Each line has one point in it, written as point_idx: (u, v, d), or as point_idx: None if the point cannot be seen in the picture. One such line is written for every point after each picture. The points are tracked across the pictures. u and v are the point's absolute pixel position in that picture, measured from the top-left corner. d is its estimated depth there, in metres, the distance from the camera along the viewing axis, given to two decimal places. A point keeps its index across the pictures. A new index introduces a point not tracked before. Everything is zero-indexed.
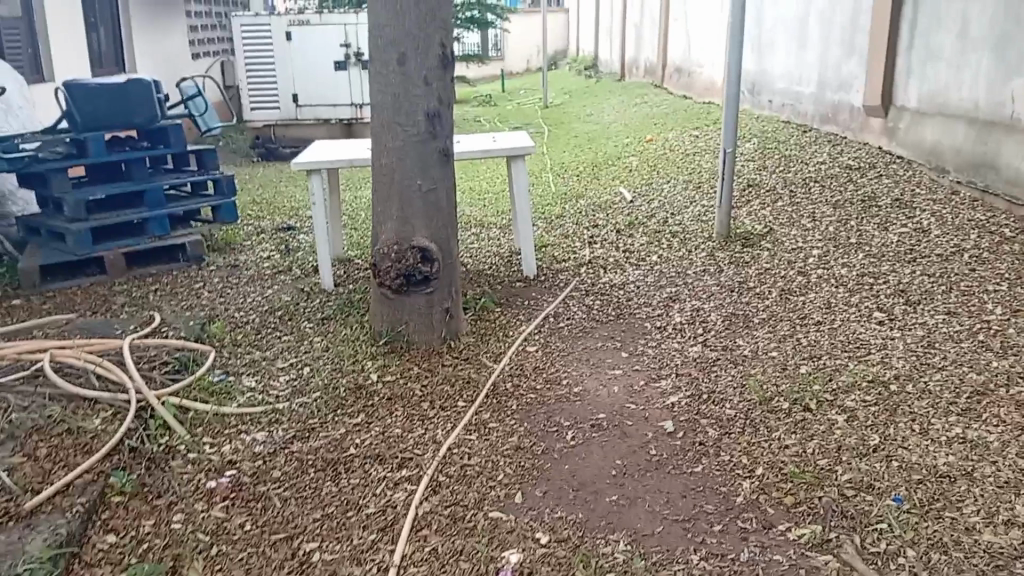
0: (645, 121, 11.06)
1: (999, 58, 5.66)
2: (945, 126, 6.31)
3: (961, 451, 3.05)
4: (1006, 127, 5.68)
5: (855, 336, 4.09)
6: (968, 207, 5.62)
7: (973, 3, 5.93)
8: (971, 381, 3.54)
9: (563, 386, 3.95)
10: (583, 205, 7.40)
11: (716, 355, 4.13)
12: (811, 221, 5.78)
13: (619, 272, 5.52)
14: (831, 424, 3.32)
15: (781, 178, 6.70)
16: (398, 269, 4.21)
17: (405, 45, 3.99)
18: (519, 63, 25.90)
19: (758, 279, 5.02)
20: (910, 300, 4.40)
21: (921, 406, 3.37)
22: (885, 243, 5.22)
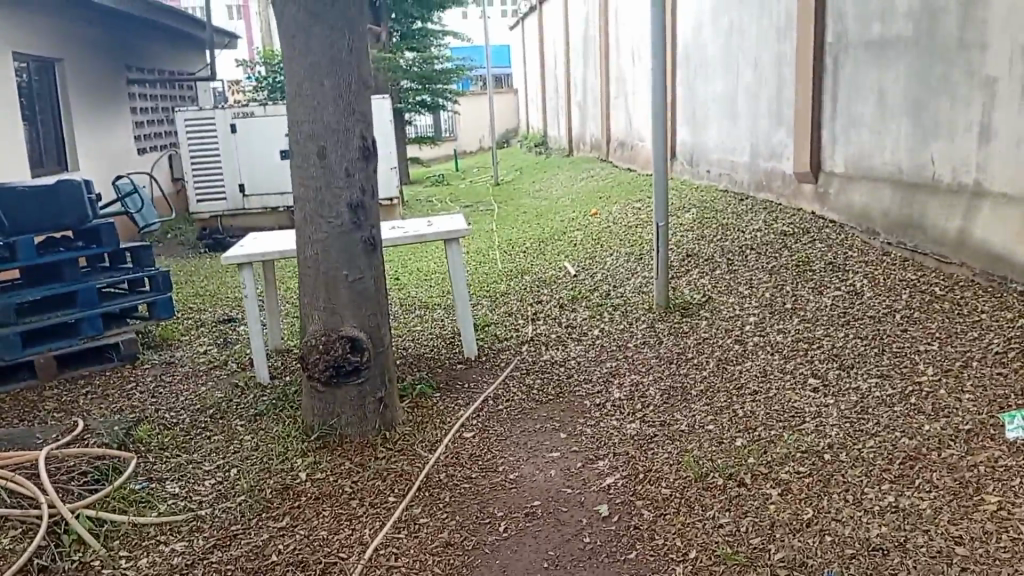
0: (591, 195, 11.21)
1: (916, 122, 5.87)
2: (873, 189, 6.46)
3: (894, 520, 3.01)
4: (930, 187, 5.82)
5: (791, 405, 4.06)
6: (900, 267, 5.67)
7: (887, 70, 6.15)
8: (904, 446, 3.51)
9: (499, 473, 3.83)
10: (528, 281, 7.39)
11: (654, 431, 4.06)
12: (748, 288, 5.81)
13: (561, 348, 5.46)
14: (765, 499, 3.27)
15: (719, 247, 6.76)
16: (326, 360, 4.09)
17: (324, 138, 3.96)
18: (472, 141, 26.37)
19: (697, 349, 5.01)
20: (844, 365, 4.41)
21: (855, 476, 3.34)
22: (820, 307, 5.26)
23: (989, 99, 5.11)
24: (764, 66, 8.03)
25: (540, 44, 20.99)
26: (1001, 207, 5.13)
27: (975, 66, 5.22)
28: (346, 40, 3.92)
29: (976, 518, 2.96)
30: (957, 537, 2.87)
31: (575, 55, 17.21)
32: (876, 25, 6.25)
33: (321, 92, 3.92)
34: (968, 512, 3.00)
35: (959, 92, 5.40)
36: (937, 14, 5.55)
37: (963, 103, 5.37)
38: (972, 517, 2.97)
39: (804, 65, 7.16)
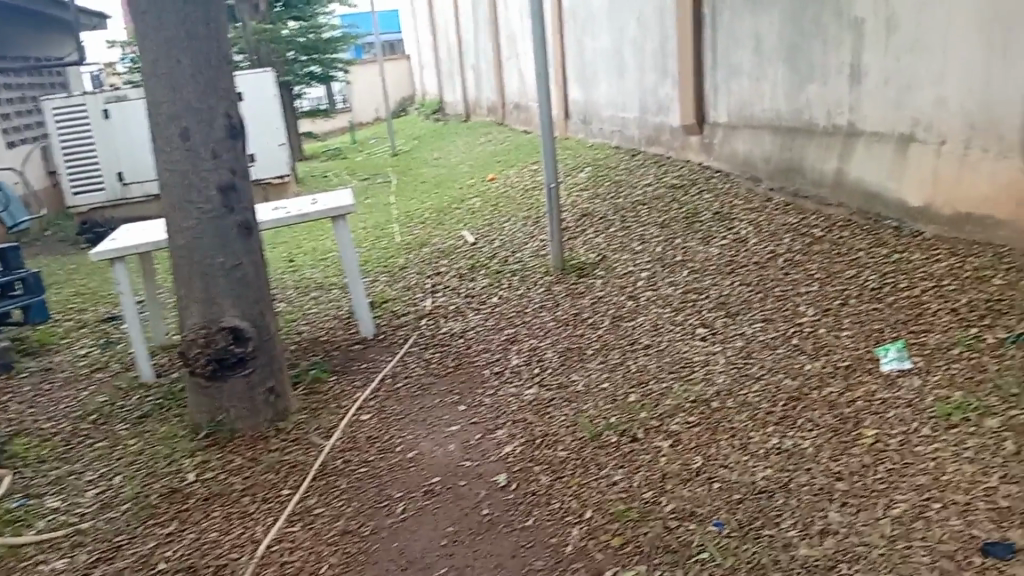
0: (488, 160, 11.13)
1: (792, 68, 5.97)
2: (756, 137, 6.57)
3: (779, 462, 3.10)
4: (809, 131, 5.93)
5: (681, 355, 4.14)
6: (782, 212, 5.77)
7: (763, 17, 6.20)
8: (787, 388, 3.61)
9: (397, 453, 3.74)
10: (427, 252, 7.27)
11: (552, 394, 4.03)
12: (640, 244, 5.83)
13: (460, 319, 5.32)
14: (657, 452, 3.32)
15: (612, 204, 6.76)
16: (207, 355, 3.93)
17: (187, 119, 3.73)
18: (369, 112, 25.80)
19: (592, 308, 4.98)
20: (730, 312, 4.51)
21: (740, 420, 3.43)
22: (707, 257, 5.35)
23: (857, 41, 5.20)
24: (647, 22, 8.05)
25: (430, 8, 20.55)
26: (874, 147, 5.26)
27: (844, 9, 5.28)
28: (202, 15, 3.69)
29: (854, 453, 3.06)
30: (837, 474, 2.96)
31: (465, 19, 16.91)
32: None
33: (179, 71, 3.68)
34: (846, 447, 3.10)
35: (829, 35, 5.47)
36: None
37: (834, 46, 5.45)
38: (850, 452, 3.07)
39: (684, 18, 7.19)
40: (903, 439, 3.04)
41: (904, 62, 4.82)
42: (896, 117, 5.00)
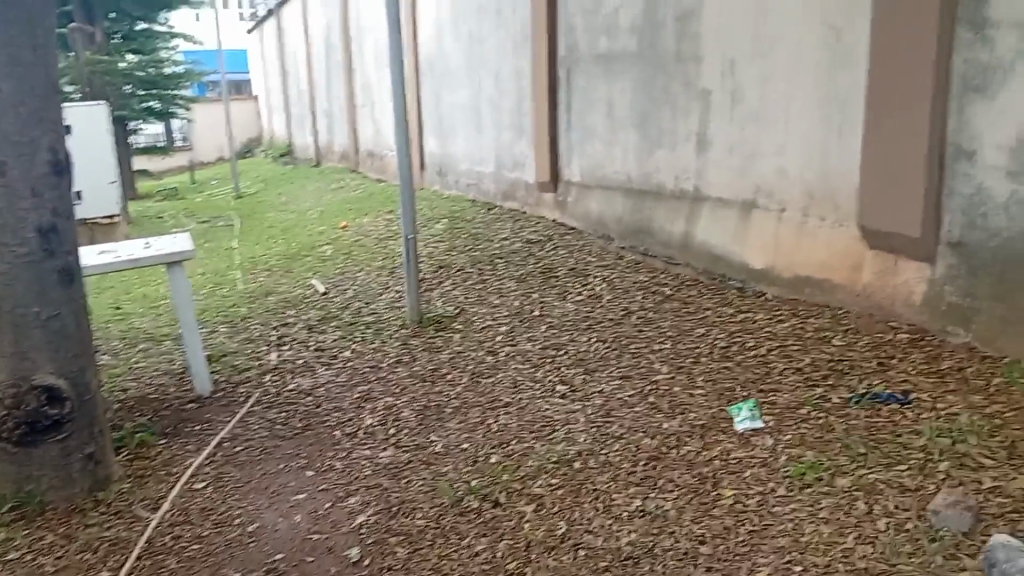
0: (339, 207, 10.77)
1: (643, 133, 5.69)
2: (607, 198, 6.19)
3: (643, 526, 2.94)
4: (654, 192, 5.69)
5: (541, 414, 3.89)
6: (632, 271, 5.42)
7: (613, 81, 5.94)
8: (647, 447, 3.42)
9: (236, 527, 3.37)
10: (272, 302, 6.85)
11: (409, 457, 3.74)
12: (498, 297, 5.45)
13: (309, 375, 4.90)
14: (521, 518, 3.13)
15: (469, 257, 6.30)
16: (16, 418, 3.42)
17: (3, 152, 3.28)
18: (212, 150, 24.67)
19: (450, 364, 4.66)
20: (588, 368, 4.25)
21: (604, 481, 3.24)
22: (564, 312, 4.99)
23: (706, 110, 5.05)
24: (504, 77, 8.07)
25: (281, 50, 20.05)
26: (716, 210, 5.13)
27: (693, 79, 5.13)
28: (28, 38, 3.28)
29: (715, 515, 2.91)
30: (700, 536, 2.82)
31: (318, 64, 16.53)
32: (603, 38, 5.99)
33: None
34: (707, 508, 2.96)
35: (678, 104, 5.30)
36: (658, 26, 5.37)
37: (683, 113, 5.28)
38: (711, 514, 2.92)
39: (540, 73, 6.76)
40: (760, 499, 2.93)
41: (747, 132, 4.74)
42: (740, 184, 4.89)
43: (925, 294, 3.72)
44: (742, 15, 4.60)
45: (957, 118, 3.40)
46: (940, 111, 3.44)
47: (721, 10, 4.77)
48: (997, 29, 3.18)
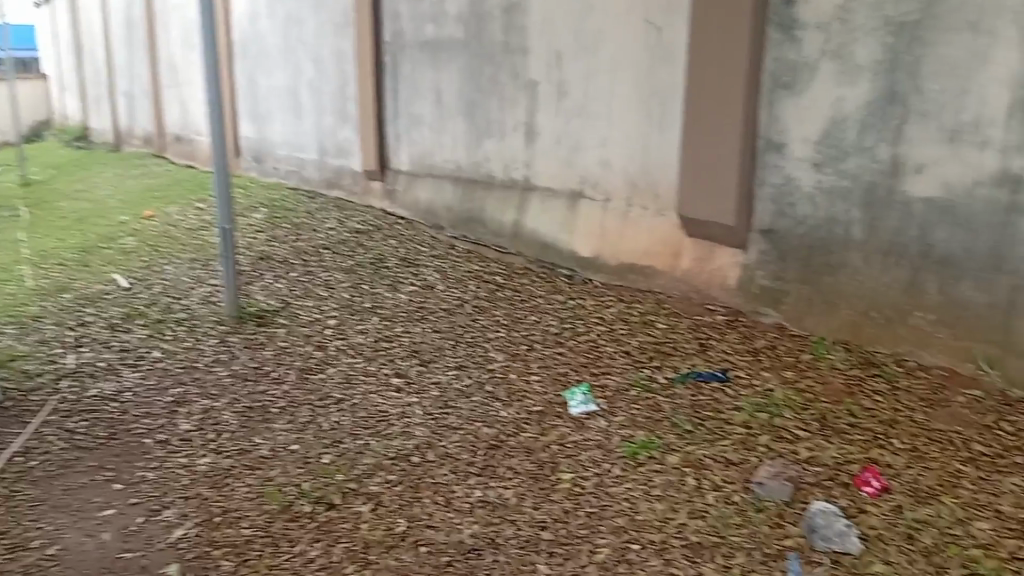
0: (142, 194, 9.91)
1: (470, 120, 5.14)
2: (436, 186, 5.53)
3: (484, 516, 2.83)
4: (483, 181, 5.15)
5: (376, 409, 3.65)
6: (465, 259, 4.99)
7: (439, 69, 5.32)
8: (484, 437, 3.26)
9: (32, 551, 2.94)
10: (66, 300, 6.16)
11: (232, 462, 3.42)
12: (327, 290, 4.92)
13: (111, 377, 4.25)
14: (357, 519, 2.95)
15: (292, 247, 5.57)
16: None
17: None
18: None
19: (276, 361, 4.22)
20: (424, 360, 3.97)
21: (444, 475, 3.09)
22: (398, 303, 4.62)
23: (532, 102, 4.67)
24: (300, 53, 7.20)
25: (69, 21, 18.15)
26: (539, 199, 4.74)
27: (518, 70, 4.72)
28: None
29: (555, 499, 2.83)
30: (542, 522, 2.75)
31: (114, 39, 15.03)
32: (429, 25, 5.35)
33: None
34: (546, 494, 2.87)
35: (505, 95, 4.85)
36: (481, 14, 4.92)
37: (511, 102, 4.82)
38: (551, 499, 2.84)
39: (364, 53, 5.83)
40: (597, 481, 2.86)
41: (572, 125, 4.44)
42: (564, 175, 4.57)
43: (740, 278, 3.74)
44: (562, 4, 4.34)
45: (768, 111, 3.47)
46: (753, 104, 3.48)
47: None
48: (803, 29, 3.29)
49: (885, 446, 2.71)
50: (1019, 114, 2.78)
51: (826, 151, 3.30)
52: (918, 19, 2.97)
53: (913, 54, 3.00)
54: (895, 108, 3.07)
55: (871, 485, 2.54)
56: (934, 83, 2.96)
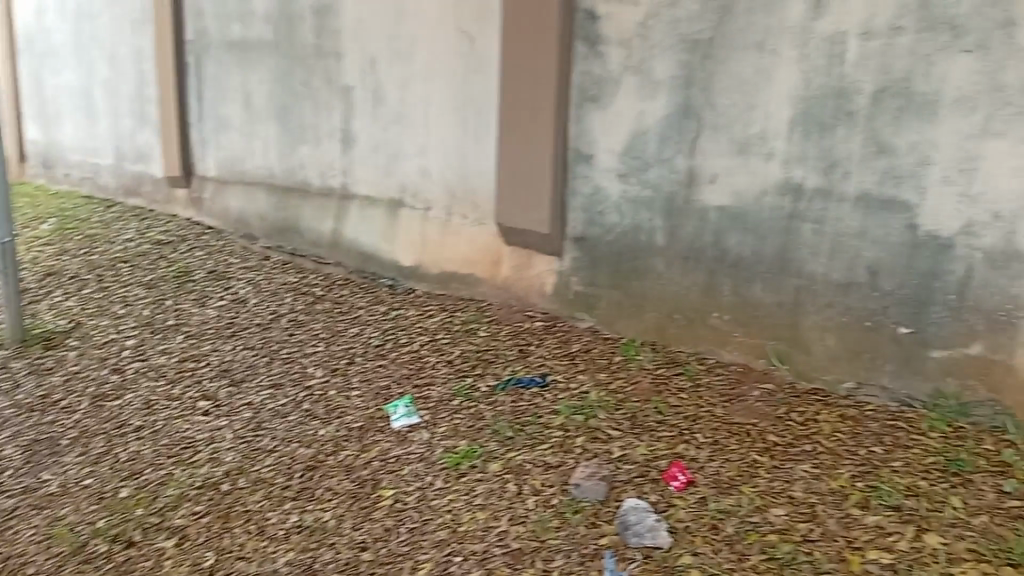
0: None
1: (281, 125, 4.79)
2: (247, 194, 5.13)
3: (301, 541, 2.70)
4: (296, 189, 4.81)
5: (182, 434, 3.36)
6: (281, 271, 4.65)
7: (247, 70, 4.91)
8: (301, 458, 3.09)
9: None
10: None
11: (13, 503, 3.04)
12: (124, 306, 4.45)
13: None
14: (159, 556, 2.73)
15: (85, 261, 5.05)
16: None
17: None
18: None
19: (66, 387, 3.77)
20: (236, 379, 3.68)
21: (257, 501, 2.91)
22: (205, 319, 4.22)
23: (347, 108, 4.42)
24: (95, 52, 6.48)
25: None
26: (357, 208, 4.51)
27: (332, 75, 4.45)
28: None
29: (375, 518, 2.75)
30: (362, 542, 2.66)
31: None
32: (236, 24, 4.93)
33: None
34: (366, 513, 2.77)
35: (318, 99, 4.55)
36: (290, 15, 4.58)
37: (324, 107, 4.54)
38: (371, 518, 2.75)
39: (163, 53, 5.34)
40: (419, 495, 2.80)
41: (391, 132, 4.27)
42: (382, 183, 4.37)
43: (555, 285, 3.81)
44: (374, 6, 4.18)
45: (577, 125, 3.58)
46: (564, 114, 3.58)
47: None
48: (607, 43, 3.41)
49: (690, 441, 2.86)
50: (798, 128, 3.03)
51: (631, 161, 3.45)
52: (709, 37, 3.16)
53: (706, 70, 3.19)
54: (691, 122, 3.27)
55: (678, 480, 2.67)
56: (725, 98, 3.17)
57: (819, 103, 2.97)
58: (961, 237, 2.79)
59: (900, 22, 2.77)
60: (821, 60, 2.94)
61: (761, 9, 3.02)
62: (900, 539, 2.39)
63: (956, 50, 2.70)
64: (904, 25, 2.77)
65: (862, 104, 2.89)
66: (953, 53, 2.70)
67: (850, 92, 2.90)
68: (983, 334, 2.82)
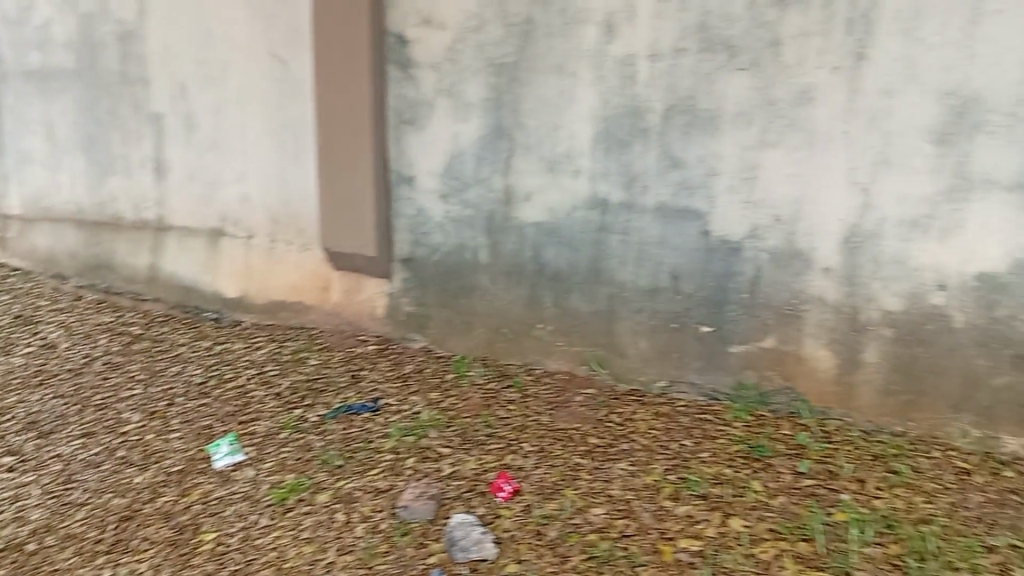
0: None
1: (91, 156, 4.49)
2: (54, 231, 4.72)
3: None
4: (109, 223, 4.51)
5: None
6: (95, 311, 4.36)
7: (48, 100, 4.55)
8: (116, 509, 2.92)
9: None
10: None
11: None
12: None
13: None
14: None
15: None
16: None
17: None
18: None
19: None
20: (43, 431, 3.42)
21: (66, 560, 2.74)
22: (9, 368, 3.90)
23: (160, 136, 4.22)
24: None
25: None
26: (174, 239, 4.30)
27: (143, 103, 4.25)
28: None
29: (196, 564, 2.65)
30: None
31: None
32: (31, 51, 4.54)
33: None
34: (187, 560, 2.66)
35: (129, 129, 4.32)
36: (92, 41, 4.31)
37: (135, 137, 4.31)
38: (192, 564, 2.65)
39: None
40: (243, 535, 2.73)
41: (206, 160, 4.12)
42: (201, 212, 4.21)
43: (385, 307, 3.78)
44: (181, 31, 4.03)
45: (395, 146, 3.58)
46: (381, 135, 3.58)
47: (161, 26, 4.08)
48: (417, 67, 3.45)
49: (517, 452, 2.94)
50: (600, 146, 3.20)
51: (450, 182, 3.51)
52: (514, 60, 3.27)
53: (513, 91, 3.30)
54: (503, 142, 3.37)
55: (504, 490, 2.74)
56: (533, 119, 3.29)
57: (617, 121, 3.15)
58: (748, 240, 3.04)
59: (682, 45, 2.99)
60: (616, 81, 3.12)
61: (558, 33, 3.17)
62: (707, 526, 2.56)
63: (732, 69, 2.94)
64: (686, 47, 2.99)
65: (655, 122, 3.09)
66: (730, 72, 2.94)
67: (643, 110, 3.10)
68: (774, 327, 3.08)
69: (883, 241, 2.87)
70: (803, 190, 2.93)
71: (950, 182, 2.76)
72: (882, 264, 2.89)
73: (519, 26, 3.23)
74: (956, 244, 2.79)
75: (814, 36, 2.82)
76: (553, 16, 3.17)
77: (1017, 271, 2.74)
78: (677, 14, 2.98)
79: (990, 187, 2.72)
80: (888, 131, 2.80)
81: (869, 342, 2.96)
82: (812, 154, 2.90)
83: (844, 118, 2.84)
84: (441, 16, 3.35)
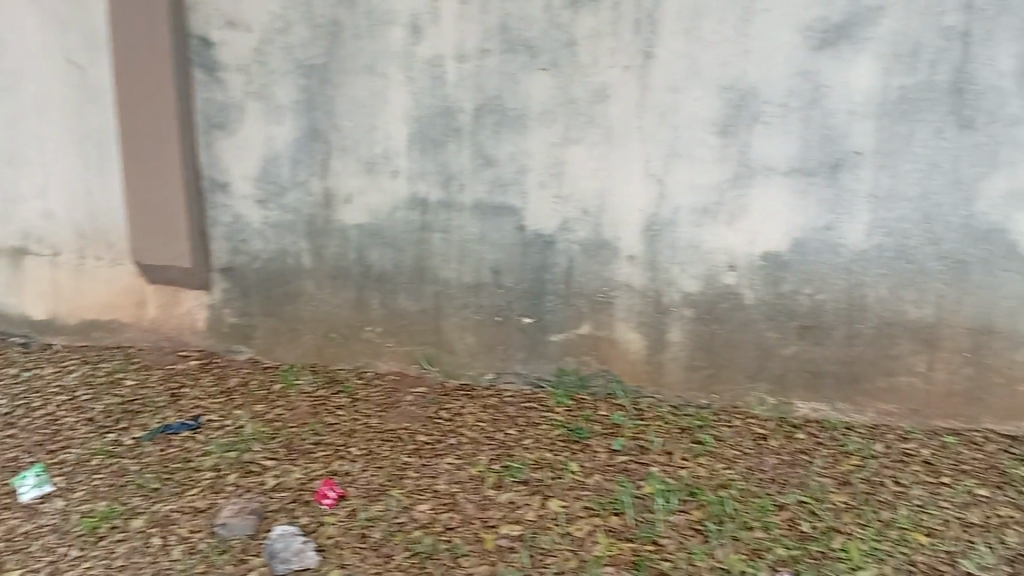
0: None
1: None
2: None
3: None
4: None
5: None
6: None
7: None
8: None
9: None
10: None
11: None
12: None
13: None
14: None
15: None
16: None
17: None
18: None
19: None
20: None
21: None
22: None
23: None
24: None
25: None
26: None
27: None
28: None
29: None
30: None
31: None
32: None
33: None
34: None
35: None
36: None
37: None
38: None
39: None
40: (50, 569, 2.59)
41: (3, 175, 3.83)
42: None
43: (208, 319, 3.67)
44: None
45: (207, 152, 3.47)
46: (189, 143, 3.45)
47: None
48: (225, 70, 3.36)
49: (345, 456, 2.94)
50: (415, 147, 3.24)
51: (266, 187, 3.44)
52: (323, 62, 3.25)
53: (325, 94, 3.27)
54: (318, 145, 3.34)
55: (329, 497, 2.74)
56: (347, 120, 3.28)
57: (429, 122, 3.19)
58: (559, 233, 3.16)
59: (486, 45, 3.07)
60: (425, 81, 3.16)
61: (365, 35, 3.18)
62: (527, 510, 2.66)
63: (534, 69, 3.04)
64: (490, 47, 3.07)
65: (465, 121, 3.16)
66: (532, 72, 3.05)
67: (453, 110, 3.16)
68: (589, 314, 3.22)
69: (678, 228, 3.06)
70: (605, 183, 3.08)
71: (734, 170, 2.97)
72: (680, 249, 3.08)
73: (326, 27, 3.20)
74: (742, 228, 3.01)
75: (606, 36, 2.96)
76: (359, 18, 3.17)
77: (795, 249, 2.99)
78: (479, 15, 3.05)
79: (767, 172, 2.95)
80: (677, 125, 2.98)
81: (674, 323, 3.15)
82: (611, 148, 3.05)
83: (638, 114, 3.00)
84: (246, 18, 3.28)
